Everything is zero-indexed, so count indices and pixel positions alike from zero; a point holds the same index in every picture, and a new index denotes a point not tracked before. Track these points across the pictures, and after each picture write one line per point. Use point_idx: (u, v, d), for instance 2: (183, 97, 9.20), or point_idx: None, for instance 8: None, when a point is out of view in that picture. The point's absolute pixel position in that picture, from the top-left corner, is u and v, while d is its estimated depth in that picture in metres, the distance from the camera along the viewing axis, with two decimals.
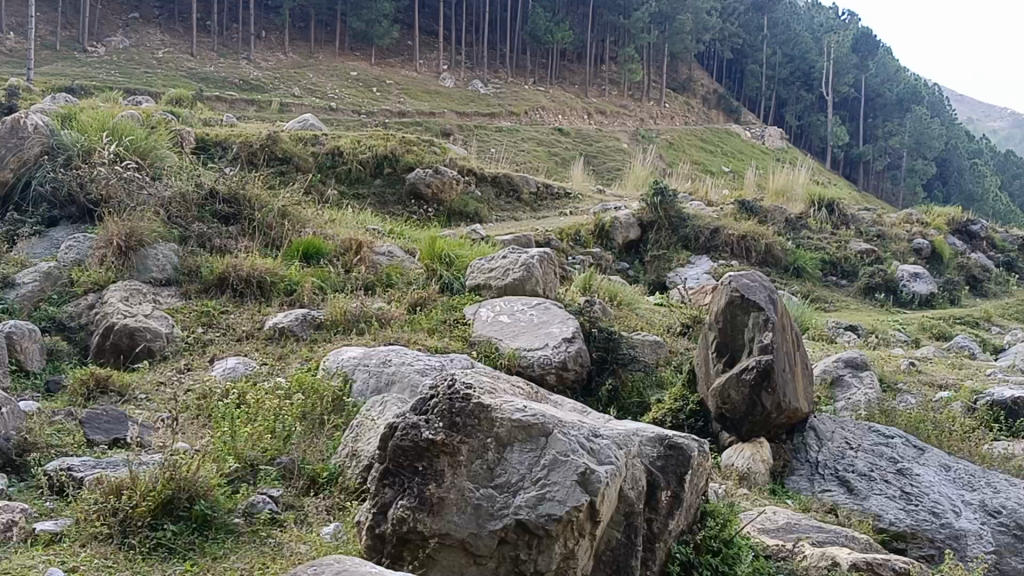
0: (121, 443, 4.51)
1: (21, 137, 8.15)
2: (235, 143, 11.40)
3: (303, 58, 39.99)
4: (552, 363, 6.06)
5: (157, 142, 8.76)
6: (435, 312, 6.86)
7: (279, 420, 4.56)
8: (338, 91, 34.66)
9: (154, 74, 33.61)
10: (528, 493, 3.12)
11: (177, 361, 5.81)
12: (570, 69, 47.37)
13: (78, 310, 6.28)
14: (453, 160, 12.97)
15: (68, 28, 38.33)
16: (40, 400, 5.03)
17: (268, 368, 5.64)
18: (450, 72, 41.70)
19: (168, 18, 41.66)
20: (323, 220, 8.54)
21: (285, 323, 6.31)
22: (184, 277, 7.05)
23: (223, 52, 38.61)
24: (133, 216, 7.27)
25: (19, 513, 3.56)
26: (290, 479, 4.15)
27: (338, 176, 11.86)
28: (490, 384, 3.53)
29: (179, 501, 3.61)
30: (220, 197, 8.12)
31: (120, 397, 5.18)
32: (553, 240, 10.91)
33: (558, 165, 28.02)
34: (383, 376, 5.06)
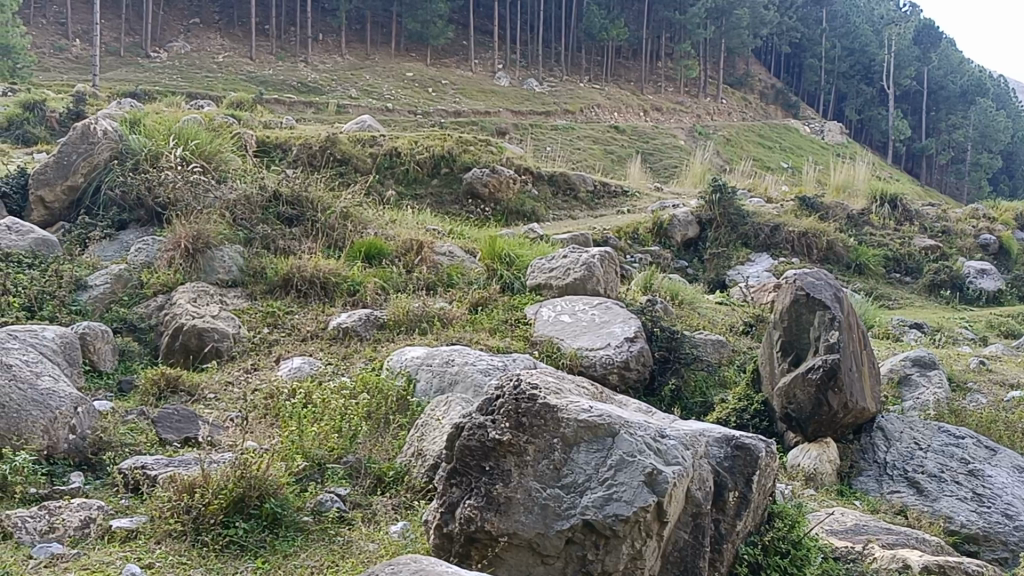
0: (191, 441, 4.61)
1: (91, 142, 8.34)
2: (295, 145, 11.53)
3: (359, 59, 40.37)
4: (614, 362, 6.07)
5: (221, 146, 8.94)
6: (496, 312, 6.89)
7: (346, 419, 4.60)
8: (395, 91, 34.95)
9: (215, 78, 34.19)
10: (595, 493, 3.12)
11: (244, 361, 5.91)
12: (625, 66, 47.19)
13: (148, 311, 6.42)
14: (509, 159, 13.01)
15: (131, 35, 39.18)
16: (113, 399, 5.16)
17: (333, 367, 5.72)
18: (505, 71, 41.80)
19: (227, 23, 42.32)
20: (384, 221, 8.62)
21: (349, 323, 6.38)
22: (250, 278, 7.15)
23: (282, 54, 39.17)
24: (200, 218, 7.41)
25: (96, 510, 3.66)
26: (357, 478, 4.19)
27: (396, 177, 11.98)
28: (555, 384, 3.52)
29: (250, 500, 3.66)
30: (283, 198, 8.20)
31: (190, 397, 5.29)
32: (611, 238, 10.88)
33: (615, 163, 27.91)
34: (447, 376, 5.11)
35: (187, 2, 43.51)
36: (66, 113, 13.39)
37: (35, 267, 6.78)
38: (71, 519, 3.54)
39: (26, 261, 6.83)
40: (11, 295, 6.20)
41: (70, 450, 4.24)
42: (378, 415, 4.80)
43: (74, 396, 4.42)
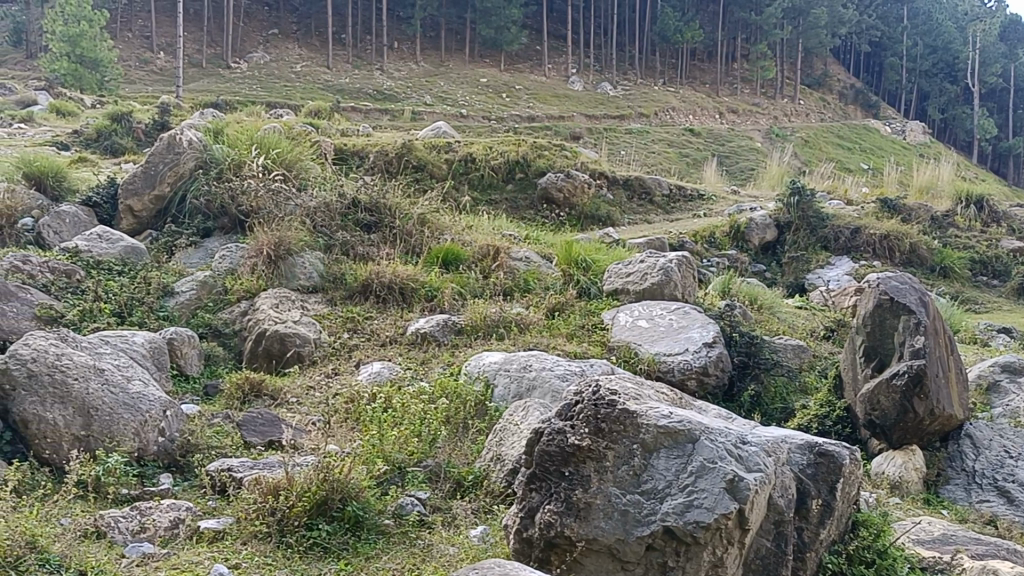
0: (276, 444, 4.70)
1: (177, 152, 8.54)
2: (372, 152, 11.66)
3: (434, 66, 40.75)
4: (692, 368, 6.02)
5: (301, 154, 9.10)
6: (573, 317, 6.89)
7: (425, 424, 4.64)
8: (469, 98, 35.18)
9: (294, 88, 34.81)
10: (675, 499, 3.10)
11: (325, 366, 6.01)
12: (700, 68, 46.82)
13: (232, 317, 6.57)
14: (584, 164, 13.01)
15: (212, 47, 40.14)
16: (200, 403, 5.29)
17: (412, 372, 5.79)
18: (579, 76, 41.81)
19: (306, 33, 43.06)
20: (461, 227, 8.69)
21: (426, 328, 6.45)
22: (330, 284, 7.27)
23: (358, 63, 39.75)
24: (281, 225, 7.56)
25: (185, 511, 3.75)
26: (437, 483, 4.23)
27: (472, 183, 12.06)
28: (634, 390, 3.51)
29: (332, 503, 3.71)
30: (362, 205, 8.33)
31: (273, 401, 5.40)
32: (688, 243, 10.82)
33: (690, 166, 27.70)
34: (524, 381, 5.13)
35: (266, 13, 44.42)
36: (151, 124, 13.74)
37: (125, 275, 7.00)
38: (161, 520, 3.63)
39: (117, 269, 7.05)
40: (103, 301, 6.40)
41: (159, 452, 4.36)
42: (457, 419, 4.84)
43: (163, 399, 4.54)
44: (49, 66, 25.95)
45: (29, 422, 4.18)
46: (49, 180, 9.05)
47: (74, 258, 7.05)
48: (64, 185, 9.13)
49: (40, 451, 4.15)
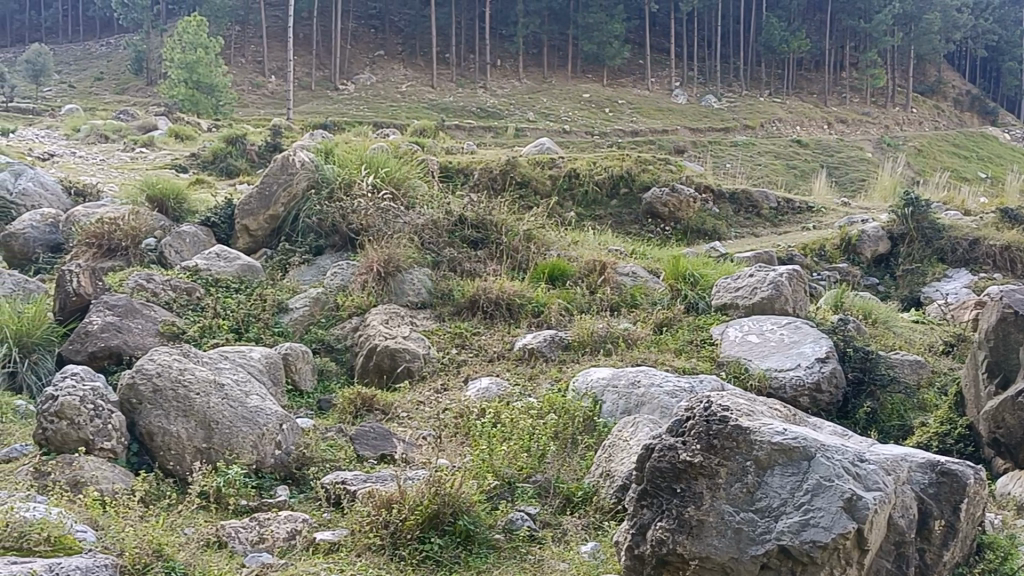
0: (387, 458, 4.78)
1: (290, 172, 8.74)
2: (476, 170, 11.77)
3: (537, 83, 41.01)
4: (805, 384, 5.90)
5: (409, 173, 9.27)
6: (681, 333, 6.84)
7: (534, 438, 4.65)
8: (572, 113, 35.27)
9: (400, 107, 35.47)
10: (791, 518, 3.04)
11: (434, 381, 6.09)
12: (807, 78, 46.00)
13: (344, 332, 6.72)
14: (690, 177, 12.91)
15: (321, 70, 41.24)
16: (314, 417, 5.42)
17: (520, 388, 5.81)
18: (683, 89, 41.53)
19: (411, 54, 43.86)
20: (567, 242, 8.71)
21: (534, 344, 6.47)
22: (438, 300, 7.36)
23: (462, 82, 40.29)
24: (390, 243, 7.70)
25: (301, 522, 3.84)
26: (546, 498, 4.25)
27: (576, 199, 12.08)
28: (747, 406, 3.45)
29: (444, 517, 3.75)
30: (468, 222, 8.42)
31: (384, 415, 5.50)
32: (797, 257, 10.65)
33: (799, 178, 27.14)
34: (633, 398, 5.12)
35: (372, 35, 45.39)
36: (263, 146, 14.15)
37: (241, 292, 7.22)
38: (279, 531, 3.74)
39: (233, 286, 7.28)
40: (221, 318, 6.62)
41: (276, 465, 4.48)
42: (566, 435, 4.84)
43: (279, 413, 4.66)
44: (169, 92, 27.00)
45: (155, 435, 4.38)
46: (170, 201, 9.41)
47: (194, 277, 7.31)
48: (184, 206, 9.49)
49: (165, 463, 4.33)
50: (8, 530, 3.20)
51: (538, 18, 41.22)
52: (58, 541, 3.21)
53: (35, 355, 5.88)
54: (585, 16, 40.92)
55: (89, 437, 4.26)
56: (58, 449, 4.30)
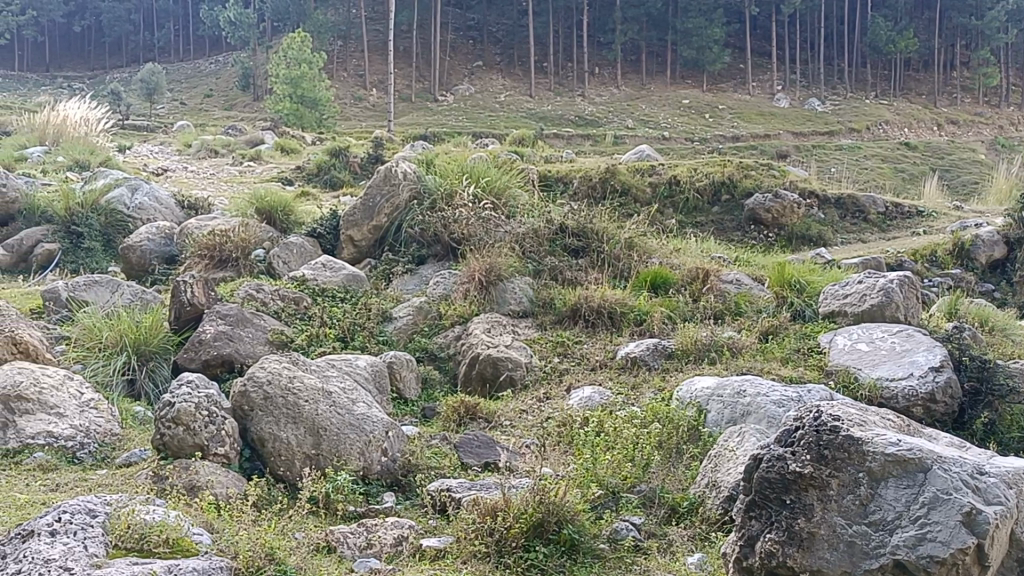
0: (491, 465, 4.81)
1: (394, 184, 8.87)
2: (575, 178, 11.74)
3: (636, 90, 40.82)
4: (918, 395, 5.72)
5: (510, 182, 9.32)
6: (788, 341, 6.71)
7: (639, 447, 4.62)
8: (672, 120, 34.99)
9: (498, 117, 35.71)
10: (907, 532, 2.95)
11: (536, 390, 6.10)
12: (916, 78, 44.71)
13: (447, 341, 6.78)
14: (793, 183, 12.66)
15: (421, 82, 41.84)
16: (418, 425, 5.50)
17: (623, 397, 5.78)
18: (785, 92, 40.80)
19: (509, 64, 44.17)
20: (669, 250, 8.63)
21: (637, 353, 6.43)
22: (540, 308, 7.38)
23: (560, 91, 40.37)
24: (491, 252, 7.74)
25: (408, 529, 3.90)
26: (651, 508, 4.21)
27: (676, 206, 11.98)
28: (860, 416, 3.36)
29: (548, 525, 3.74)
30: (569, 230, 8.43)
31: (487, 424, 5.53)
32: (908, 263, 10.34)
33: (908, 181, 26.35)
34: (739, 408, 5.03)
35: (471, 46, 45.88)
36: (366, 158, 14.42)
37: (347, 301, 7.36)
38: (386, 536, 3.80)
39: (340, 295, 7.43)
40: (328, 327, 6.77)
41: (383, 472, 4.55)
42: (670, 445, 4.79)
43: (385, 421, 4.73)
44: (274, 107, 27.72)
45: (267, 442, 4.49)
46: (278, 214, 9.65)
47: (301, 286, 7.48)
48: (292, 218, 9.73)
49: (275, 468, 4.43)
50: (130, 532, 3.33)
51: (636, 24, 41.09)
52: (176, 544, 3.33)
53: (154, 362, 6.10)
54: (684, 22, 40.53)
55: (204, 443, 4.40)
56: (174, 454, 4.43)
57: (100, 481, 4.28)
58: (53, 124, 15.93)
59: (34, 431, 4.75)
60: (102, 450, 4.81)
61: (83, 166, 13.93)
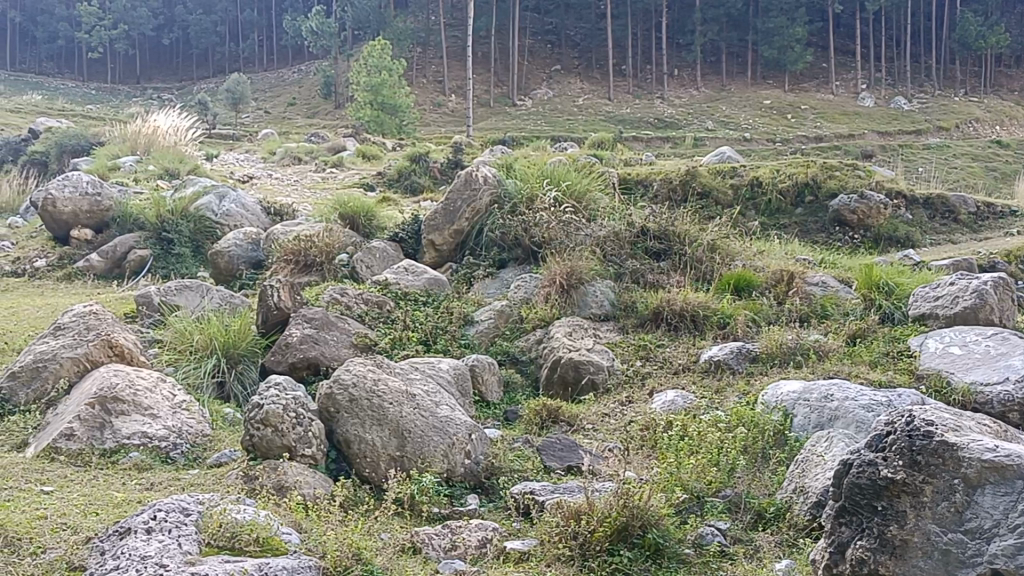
0: (574, 469, 4.81)
1: (474, 188, 8.92)
2: (655, 180, 11.65)
3: (716, 91, 40.42)
4: (1014, 399, 5.48)
5: (589, 185, 9.31)
6: (876, 344, 6.56)
7: (723, 452, 4.55)
8: (753, 121, 34.54)
9: (577, 121, 35.68)
10: (1005, 540, 2.87)
11: (619, 394, 6.07)
12: (1008, 74, 43.40)
13: (528, 344, 6.80)
14: (880, 183, 12.38)
15: (500, 87, 42.03)
16: (500, 428, 5.53)
17: (707, 401, 5.72)
18: (870, 91, 39.96)
19: (587, 67, 44.15)
20: (752, 252, 8.51)
21: (720, 356, 6.37)
22: (622, 312, 7.36)
23: (639, 93, 40.19)
24: (572, 256, 7.73)
25: (492, 531, 3.92)
26: (737, 513, 4.15)
27: (759, 208, 11.82)
28: (955, 421, 3.26)
29: (632, 529, 3.70)
30: (651, 233, 8.38)
31: (570, 427, 5.53)
32: (1001, 264, 10.03)
33: (1000, 181, 25.55)
34: (826, 412, 4.94)
35: (549, 50, 45.98)
36: (446, 163, 14.54)
37: (429, 304, 7.43)
38: (470, 539, 3.82)
39: (422, 299, 7.49)
40: (411, 330, 6.84)
41: (466, 474, 4.58)
42: (756, 450, 4.71)
43: (468, 424, 4.76)
44: (356, 114, 28.09)
45: (352, 444, 4.55)
46: (361, 218, 9.78)
47: (384, 290, 7.58)
48: (374, 222, 9.85)
49: (361, 469, 4.50)
50: (222, 531, 3.41)
51: (716, 25, 40.74)
52: (266, 542, 3.40)
53: (241, 365, 6.25)
54: (765, 21, 40.03)
55: (292, 444, 4.49)
56: (263, 455, 4.52)
57: (193, 481, 4.40)
58: (144, 134, 16.41)
59: (130, 432, 4.89)
60: (193, 450, 4.93)
61: (173, 175, 14.30)
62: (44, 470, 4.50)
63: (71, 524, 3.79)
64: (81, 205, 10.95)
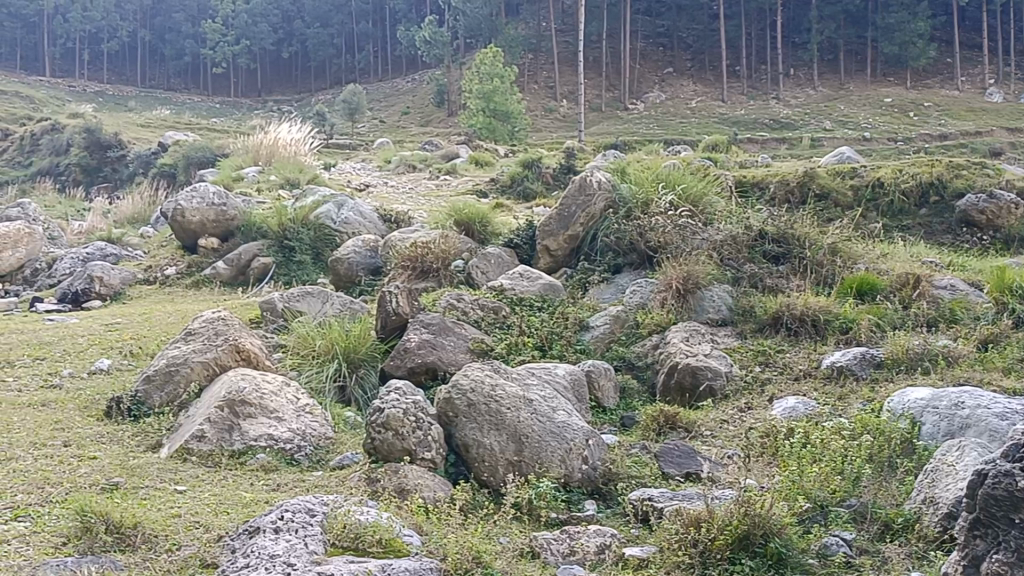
0: (692, 476, 4.75)
1: (589, 193, 8.89)
2: (772, 184, 11.43)
3: (834, 90, 39.49)
4: None
5: (706, 188, 9.20)
6: (1010, 350, 6.29)
7: (848, 460, 4.43)
8: (873, 120, 33.59)
9: (689, 123, 35.32)
10: None
11: (738, 401, 5.98)
12: None
13: (644, 350, 6.75)
14: (1011, 181, 11.85)
15: (611, 91, 41.97)
16: (617, 434, 5.51)
17: (830, 408, 5.58)
18: (999, 86, 38.38)
19: (700, 69, 43.66)
20: (876, 255, 8.27)
21: (843, 362, 6.21)
22: (740, 317, 7.23)
23: (754, 94, 39.57)
24: (689, 260, 7.64)
25: (611, 537, 3.90)
26: (863, 524, 4.04)
27: (880, 210, 11.46)
28: None
29: (754, 538, 3.64)
30: (769, 236, 8.22)
31: (688, 434, 5.47)
32: None
33: None
34: (956, 420, 4.76)
35: (662, 53, 45.62)
36: (558, 168, 14.57)
37: (544, 310, 7.46)
38: (589, 544, 3.81)
39: (537, 305, 7.52)
40: (527, 335, 6.87)
41: (584, 479, 4.57)
42: (882, 459, 4.57)
43: (586, 429, 4.76)
44: (469, 121, 28.43)
45: (471, 447, 4.60)
46: (476, 225, 9.88)
47: (499, 296, 7.63)
48: (489, 228, 9.93)
49: (479, 474, 4.54)
50: (346, 532, 3.48)
51: (832, 22, 39.92)
52: (389, 544, 3.46)
53: (362, 369, 6.37)
54: (885, 18, 38.95)
55: (412, 448, 4.56)
56: (385, 458, 4.61)
57: (317, 483, 4.51)
58: (266, 145, 16.92)
59: (257, 434, 5.05)
60: (317, 452, 5.07)
61: (293, 184, 14.71)
62: (178, 470, 4.70)
63: (204, 522, 3.94)
64: (208, 215, 11.34)
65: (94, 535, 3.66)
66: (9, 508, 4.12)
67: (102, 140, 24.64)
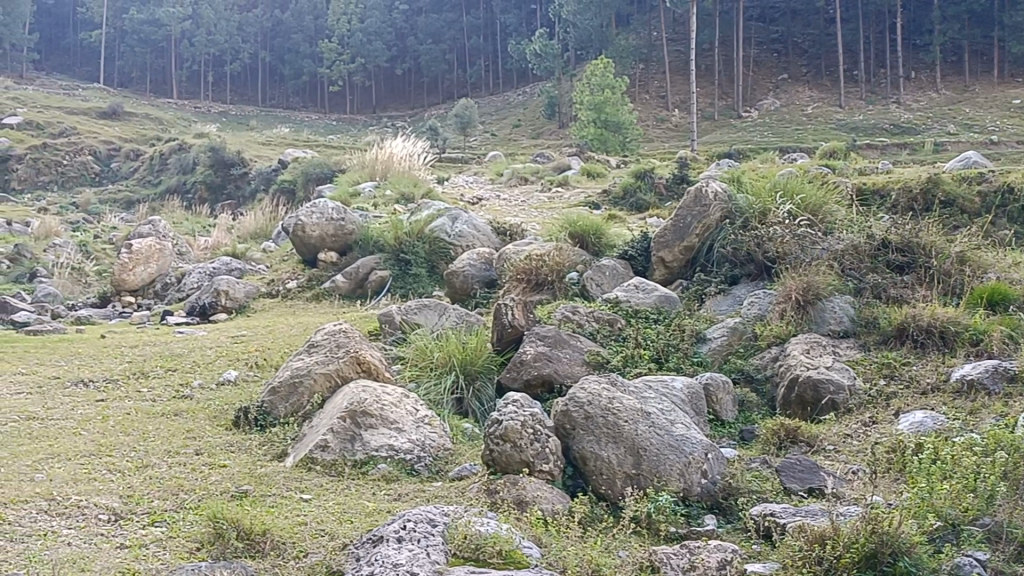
0: (815, 491, 4.64)
1: (704, 204, 8.79)
2: (893, 191, 11.10)
3: (958, 92, 38.14)
4: None
5: (826, 198, 9.00)
6: None
7: (980, 476, 4.27)
8: (1001, 122, 32.29)
9: (805, 131, 34.62)
10: None
11: (862, 414, 5.84)
12: None
13: (763, 362, 6.63)
14: None
15: (725, 99, 41.43)
16: (736, 447, 5.44)
17: (960, 423, 5.39)
18: None
19: (816, 74, 42.70)
20: (1007, 264, 7.93)
21: (974, 375, 5.98)
22: (862, 328, 7.05)
23: (873, 99, 38.52)
24: (808, 270, 7.50)
25: (731, 553, 3.83)
26: (997, 545, 3.89)
27: (1011, 215, 11.00)
28: None
29: (882, 556, 3.52)
30: (893, 246, 7.99)
31: (810, 448, 5.37)
32: None
33: None
34: None
35: (776, 59, 44.79)
36: (671, 178, 14.45)
37: (660, 321, 7.41)
38: (709, 559, 3.73)
39: (652, 317, 7.48)
40: (643, 348, 6.84)
41: (703, 493, 4.52)
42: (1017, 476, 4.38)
43: (704, 443, 4.72)
44: (580, 133, 28.44)
45: (589, 460, 4.61)
46: (590, 237, 9.87)
47: (615, 308, 7.62)
48: (603, 240, 9.91)
49: (598, 487, 4.53)
50: (466, 542, 3.53)
51: (955, 23, 38.63)
52: (508, 555, 3.49)
53: (479, 382, 6.44)
54: (1012, 16, 37.43)
55: (530, 460, 4.58)
56: (503, 469, 4.64)
57: (437, 493, 4.58)
58: (381, 160, 17.25)
59: (377, 444, 5.15)
60: (436, 463, 5.14)
61: (408, 199, 14.95)
62: (303, 479, 4.84)
63: (329, 529, 4.04)
64: (327, 230, 11.63)
65: (226, 540, 3.79)
66: (146, 513, 4.32)
67: (226, 158, 25.45)
